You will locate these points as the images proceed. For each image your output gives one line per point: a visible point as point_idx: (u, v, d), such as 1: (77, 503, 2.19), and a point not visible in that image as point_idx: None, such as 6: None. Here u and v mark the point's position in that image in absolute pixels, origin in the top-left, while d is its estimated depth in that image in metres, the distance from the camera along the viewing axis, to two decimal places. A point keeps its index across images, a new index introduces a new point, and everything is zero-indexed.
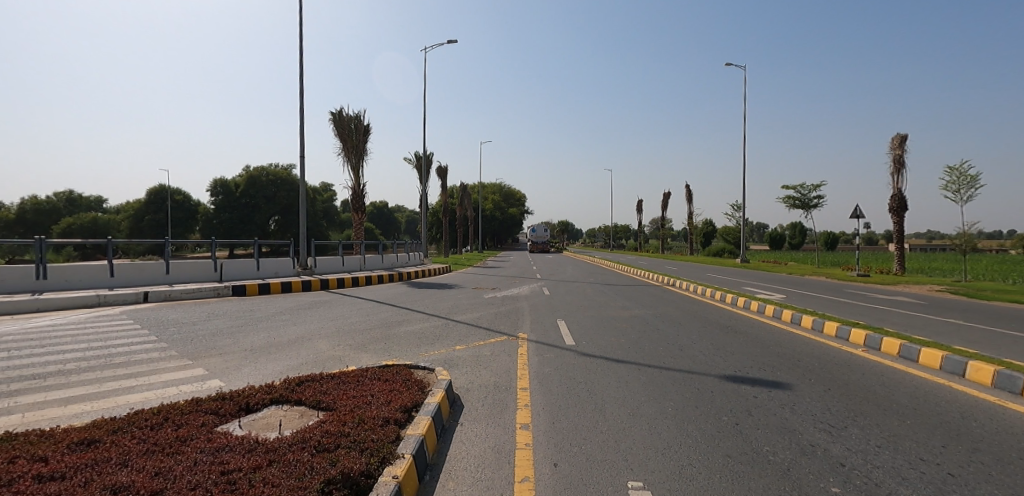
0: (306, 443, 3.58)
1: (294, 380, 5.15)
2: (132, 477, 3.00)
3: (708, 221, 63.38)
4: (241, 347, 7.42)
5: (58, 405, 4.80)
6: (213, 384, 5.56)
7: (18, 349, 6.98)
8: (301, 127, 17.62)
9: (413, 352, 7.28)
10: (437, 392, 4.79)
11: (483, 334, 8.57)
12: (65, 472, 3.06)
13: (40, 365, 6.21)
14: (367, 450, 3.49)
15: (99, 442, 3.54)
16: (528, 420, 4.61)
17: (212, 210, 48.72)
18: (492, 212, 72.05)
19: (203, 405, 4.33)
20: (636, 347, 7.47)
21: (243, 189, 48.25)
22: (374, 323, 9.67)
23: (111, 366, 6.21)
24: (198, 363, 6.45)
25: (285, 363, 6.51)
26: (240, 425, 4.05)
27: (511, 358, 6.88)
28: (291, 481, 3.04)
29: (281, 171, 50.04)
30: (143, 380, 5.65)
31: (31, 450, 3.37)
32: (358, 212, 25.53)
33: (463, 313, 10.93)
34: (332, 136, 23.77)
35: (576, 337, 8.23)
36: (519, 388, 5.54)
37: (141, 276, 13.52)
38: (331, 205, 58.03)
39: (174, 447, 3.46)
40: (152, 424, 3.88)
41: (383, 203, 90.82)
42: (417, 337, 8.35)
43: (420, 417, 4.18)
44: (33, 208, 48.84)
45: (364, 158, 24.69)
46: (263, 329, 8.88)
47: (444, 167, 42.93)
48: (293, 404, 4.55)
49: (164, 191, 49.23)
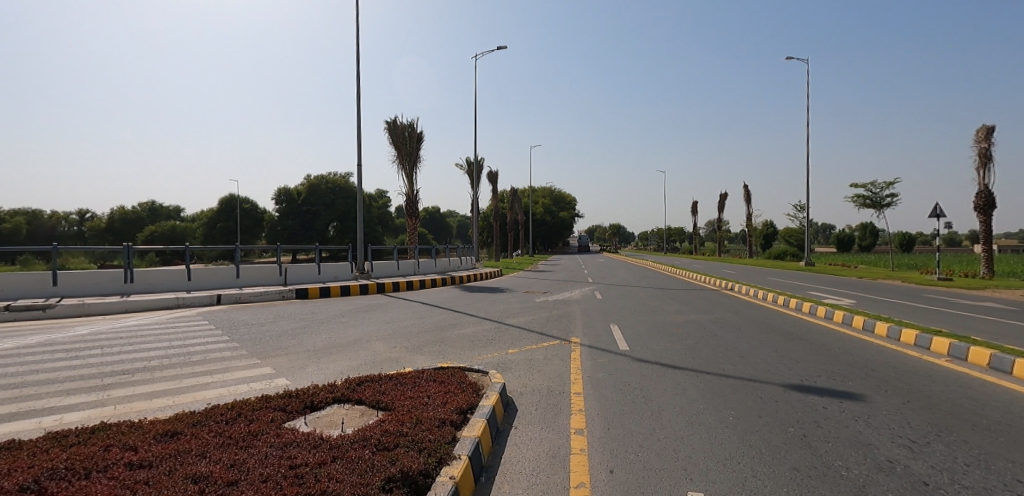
0: (367, 441, 3.69)
1: (354, 380, 5.32)
2: (211, 468, 3.18)
3: (769, 223, 61.10)
4: (305, 348, 7.73)
5: (143, 399, 5.16)
6: (280, 382, 5.82)
7: (109, 347, 7.58)
8: (357, 137, 18.26)
9: (467, 354, 7.36)
10: (492, 395, 4.84)
11: (536, 338, 8.55)
12: (152, 461, 3.29)
13: (128, 361, 6.71)
14: (425, 450, 3.55)
15: (181, 434, 3.78)
16: (583, 425, 4.57)
17: (276, 217, 51.31)
18: (542, 215, 72.14)
19: (272, 403, 4.55)
20: (693, 354, 7.24)
21: (304, 196, 50.61)
22: (427, 326, 9.83)
23: (190, 363, 6.64)
24: (265, 362, 6.76)
25: (346, 364, 6.74)
26: (306, 422, 4.23)
27: (564, 362, 6.84)
28: (354, 477, 3.14)
29: (338, 178, 51.97)
30: (217, 377, 5.98)
31: (123, 439, 3.64)
32: (412, 217, 26.02)
33: (515, 317, 10.97)
34: (387, 144, 24.58)
35: (630, 342, 8.08)
36: (572, 393, 5.50)
37: (215, 280, 14.39)
38: (386, 211, 59.59)
39: (247, 441, 3.65)
40: (226, 419, 4.10)
41: (434, 207, 92.05)
42: (470, 340, 8.44)
43: (475, 420, 4.22)
44: (120, 217, 53.12)
45: (418, 164, 25.22)
46: (323, 331, 9.21)
47: (494, 171, 42.51)
48: (353, 403, 4.70)
49: (234, 200, 51.97)
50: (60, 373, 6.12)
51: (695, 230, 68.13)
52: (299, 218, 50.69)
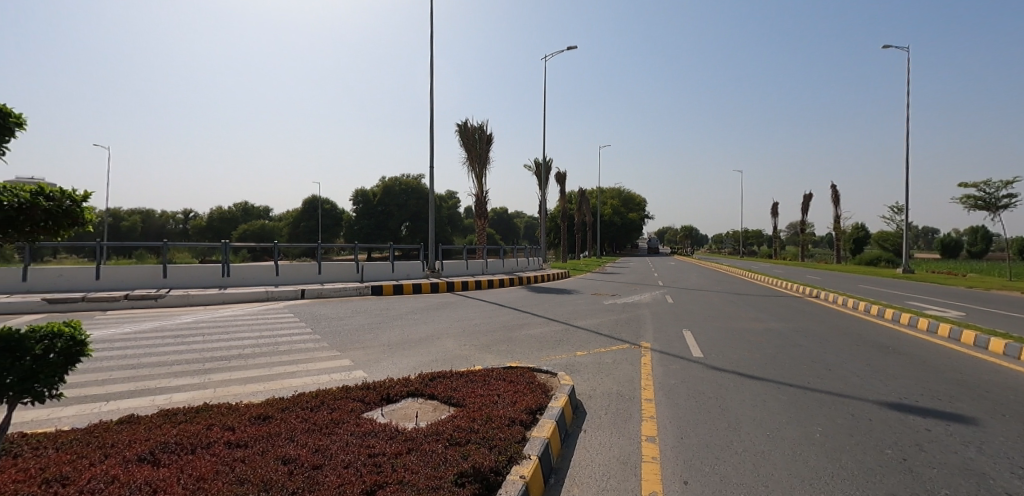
0: (440, 435, 3.77)
1: (427, 376, 5.46)
2: (298, 451, 3.37)
3: (860, 226, 56.93)
4: (380, 343, 8.03)
5: (237, 384, 5.57)
6: (358, 374, 6.08)
7: (209, 335, 8.24)
8: (430, 141, 18.76)
9: (535, 355, 7.37)
10: (561, 396, 4.81)
11: (605, 341, 8.42)
12: (247, 441, 3.53)
13: (224, 349, 7.26)
14: (496, 448, 3.57)
15: (272, 418, 4.03)
16: (654, 433, 4.43)
17: (354, 218, 53.75)
18: (611, 217, 71.03)
19: (352, 393, 4.75)
20: (774, 364, 6.86)
21: (379, 198, 52.68)
22: (496, 326, 9.93)
23: (278, 353, 7.08)
24: (344, 354, 7.09)
25: (418, 359, 6.94)
26: (383, 413, 4.39)
27: (634, 367, 6.68)
28: (428, 469, 3.22)
29: (411, 180, 53.72)
30: (302, 367, 6.35)
31: (221, 420, 3.93)
32: (481, 218, 26.40)
33: (583, 319, 10.85)
34: (458, 146, 25.09)
35: (704, 349, 7.78)
36: (643, 399, 5.36)
37: (300, 276, 15.28)
38: (456, 212, 60.81)
39: (330, 428, 3.83)
40: (311, 406, 4.33)
41: (502, 207, 92.62)
42: (539, 341, 8.44)
43: (544, 420, 4.21)
44: (218, 216, 57.65)
45: (488, 166, 25.55)
46: (397, 327, 9.53)
47: (562, 173, 42.08)
48: (426, 397, 4.82)
49: (315, 201, 54.84)
50: (168, 357, 6.74)
51: (776, 233, 64.68)
52: (375, 218, 52.74)
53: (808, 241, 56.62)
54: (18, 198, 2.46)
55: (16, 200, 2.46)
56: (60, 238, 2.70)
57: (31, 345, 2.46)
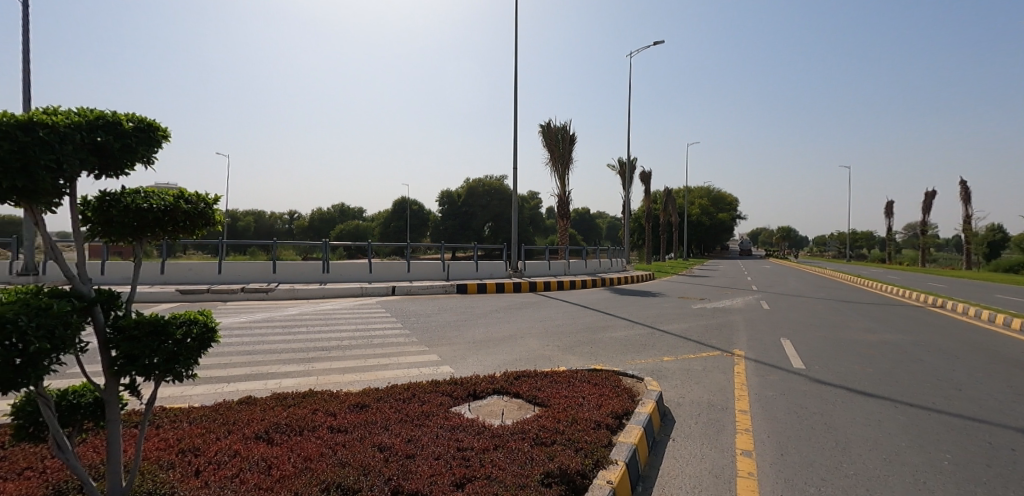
0: (525, 434, 3.78)
1: (512, 374, 5.50)
2: (392, 440, 3.52)
3: (994, 228, 50.43)
4: (465, 340, 8.21)
5: (336, 373, 5.93)
6: (445, 369, 6.25)
7: (310, 327, 8.83)
8: (513, 143, 18.91)
9: (620, 358, 7.21)
10: (648, 402, 4.67)
11: (693, 347, 8.08)
12: (346, 427, 3.75)
13: (324, 341, 7.76)
14: (582, 451, 3.53)
15: (368, 407, 4.25)
16: (751, 447, 4.18)
17: (440, 218, 55.50)
18: (700, 217, 68.13)
19: (441, 387, 4.90)
20: (891, 381, 6.23)
21: (464, 199, 53.95)
22: (579, 327, 9.84)
23: (372, 346, 7.46)
24: (432, 350, 7.33)
25: (502, 358, 7.02)
26: (470, 409, 4.48)
27: (727, 375, 6.35)
28: (515, 467, 3.24)
29: (494, 182, 54.05)
30: (393, 360, 6.64)
31: (323, 406, 4.20)
32: (564, 218, 26.27)
33: (670, 323, 10.47)
34: (541, 147, 25.13)
35: (806, 360, 7.23)
36: (737, 410, 5.07)
37: (391, 273, 16.01)
38: (537, 212, 60.98)
39: (421, 420, 3.97)
40: (403, 398, 4.52)
41: (584, 208, 91.77)
42: (623, 344, 8.25)
43: (631, 426, 4.10)
44: (318, 217, 61.80)
45: (571, 166, 25.38)
46: (481, 325, 9.71)
47: (647, 172, 40.86)
48: (511, 395, 4.87)
49: (404, 202, 57.14)
50: (276, 346, 7.30)
51: (889, 234, 58.90)
52: (459, 218, 54.11)
53: (929, 244, 51.00)
54: (163, 201, 2.76)
55: (162, 203, 2.75)
56: (196, 237, 2.97)
57: (172, 329, 2.55)
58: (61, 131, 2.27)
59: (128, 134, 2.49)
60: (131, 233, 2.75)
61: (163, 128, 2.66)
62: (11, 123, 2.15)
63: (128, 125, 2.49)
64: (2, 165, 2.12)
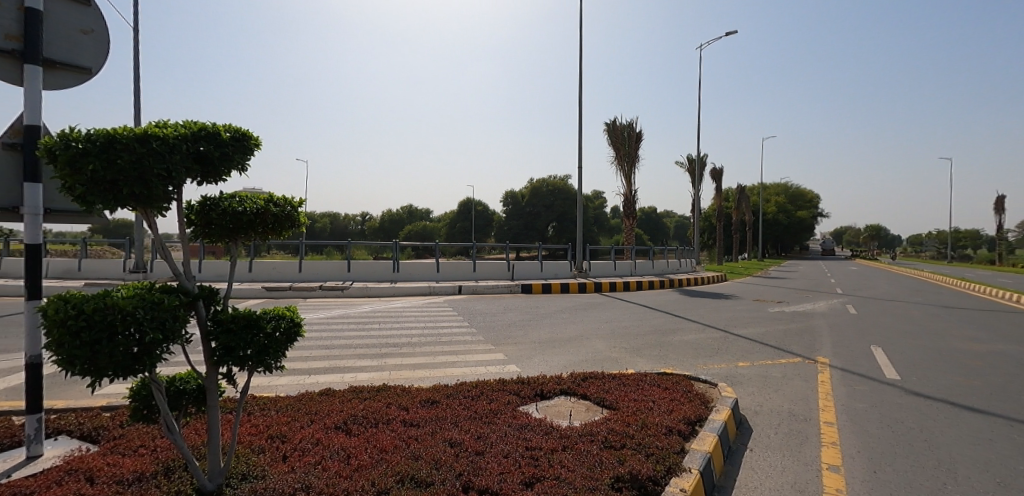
0: (594, 436, 3.75)
1: (579, 375, 5.47)
2: (462, 436, 3.60)
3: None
4: (530, 340, 8.25)
5: (407, 369, 6.14)
6: (511, 368, 6.31)
7: (381, 324, 9.18)
8: (578, 142, 18.76)
9: (691, 362, 6.99)
10: (723, 409, 4.49)
11: (771, 353, 7.69)
12: (419, 422, 3.87)
13: (395, 337, 8.05)
14: (653, 456, 3.45)
15: (438, 403, 4.36)
16: (838, 462, 3.94)
17: (504, 218, 55.99)
18: (776, 216, 64.72)
19: (508, 386, 4.95)
20: (1002, 397, 5.66)
21: (528, 199, 54.14)
22: (647, 329, 9.62)
23: (440, 344, 7.65)
24: (498, 349, 7.42)
25: (568, 358, 7.00)
26: (537, 408, 4.51)
27: (810, 384, 6.00)
28: (584, 469, 3.23)
29: (558, 181, 54.00)
30: (461, 358, 6.77)
31: (397, 400, 4.36)
32: (630, 218, 25.76)
33: (744, 327, 10.03)
34: (606, 145, 24.77)
35: (900, 371, 6.70)
36: (822, 421, 4.79)
37: (457, 273, 16.35)
38: (602, 211, 60.14)
39: (490, 418, 4.03)
40: (471, 395, 4.60)
41: (651, 208, 89.69)
42: (694, 347, 7.99)
43: (705, 434, 3.96)
44: (388, 218, 64.18)
45: (637, 164, 24.86)
46: (546, 325, 9.71)
47: (718, 169, 39.30)
48: (579, 397, 4.84)
49: (469, 203, 58.03)
50: (350, 342, 7.65)
51: (996, 234, 53.44)
52: (523, 219, 54.32)
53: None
54: (255, 204, 2.97)
55: (254, 207, 2.95)
56: (282, 238, 3.17)
57: (263, 323, 2.74)
58: (171, 142, 2.49)
59: (225, 143, 2.69)
60: (227, 234, 2.97)
61: (256, 137, 2.85)
62: (129, 136, 2.38)
63: (225, 135, 2.69)
64: (123, 175, 2.38)
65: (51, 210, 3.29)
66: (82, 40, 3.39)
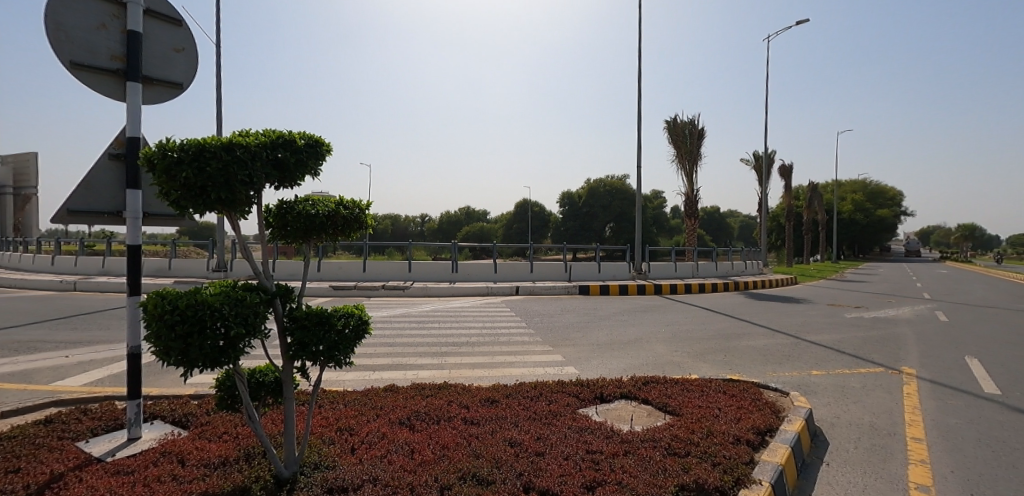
0: (657, 442, 3.68)
1: (640, 379, 5.38)
2: (523, 436, 3.62)
3: None
4: (589, 342, 8.18)
5: (467, 368, 6.25)
6: (570, 370, 6.29)
7: (441, 324, 9.38)
8: (638, 142, 18.41)
9: (759, 369, 6.71)
10: (796, 420, 4.28)
11: (848, 361, 7.26)
12: (480, 420, 3.93)
13: (455, 337, 8.22)
14: (720, 466, 3.34)
15: (498, 402, 4.41)
16: (927, 482, 3.67)
17: (561, 219, 55.79)
18: (852, 215, 60.98)
19: (568, 388, 4.93)
20: None
21: (585, 200, 53.71)
22: (710, 333, 9.32)
23: (498, 344, 7.74)
24: (556, 350, 7.41)
25: (628, 362, 6.89)
26: (597, 411, 4.47)
27: (893, 396, 5.62)
28: (647, 475, 3.17)
29: (616, 181, 53.27)
30: (519, 359, 6.82)
31: (458, 398, 4.44)
32: (691, 218, 25.04)
33: (818, 333, 9.51)
34: (667, 143, 24.19)
35: (998, 385, 6.16)
36: (907, 436, 4.47)
37: (514, 273, 16.46)
38: (662, 211, 58.73)
39: (549, 419, 4.03)
40: (530, 396, 4.62)
41: (714, 207, 86.75)
42: (763, 354, 7.66)
43: (777, 445, 3.80)
44: (446, 220, 65.41)
45: (699, 162, 24.14)
46: (605, 327, 9.60)
47: (787, 166, 37.49)
48: (640, 401, 4.75)
49: (526, 204, 58.21)
50: (411, 340, 7.87)
51: None
52: (580, 219, 53.91)
53: None
54: (327, 208, 3.12)
55: (326, 210, 3.11)
56: (351, 239, 3.31)
57: (334, 320, 2.87)
58: (253, 150, 2.65)
59: (300, 150, 2.84)
60: (301, 236, 3.13)
61: (328, 143, 2.99)
62: (217, 145, 2.57)
63: (300, 142, 2.85)
64: (211, 180, 2.56)
65: (150, 214, 3.58)
66: (175, 58, 3.67)
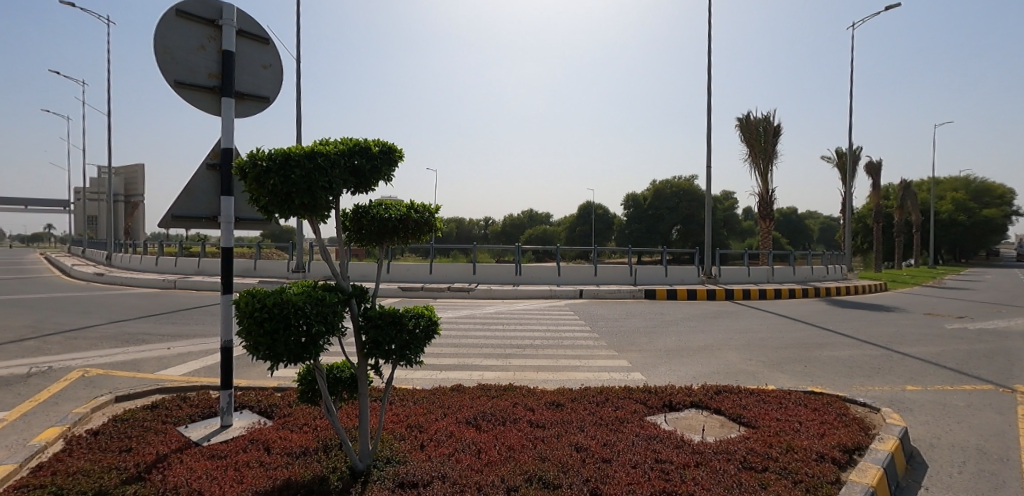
0: (731, 455, 3.55)
1: (711, 388, 5.20)
2: (589, 442, 3.60)
3: None
4: (656, 347, 7.99)
5: (532, 371, 6.28)
6: (636, 376, 6.18)
7: (506, 326, 9.47)
8: (707, 141, 17.77)
9: (843, 382, 6.30)
10: (888, 439, 3.99)
11: (947, 376, 6.67)
12: (545, 423, 3.94)
13: (518, 339, 8.28)
14: (802, 484, 3.18)
15: (563, 406, 4.40)
16: None
17: (625, 222, 54.80)
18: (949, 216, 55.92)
19: (635, 395, 4.85)
20: None
21: (650, 202, 52.48)
22: (788, 342, 8.84)
23: (562, 347, 7.73)
24: (622, 355, 7.30)
25: (698, 369, 6.67)
26: (666, 420, 4.36)
27: (1002, 417, 5.11)
28: (721, 489, 3.06)
29: (683, 182, 51.68)
30: (583, 363, 6.78)
31: (523, 400, 4.48)
32: (766, 219, 23.87)
33: (912, 345, 8.79)
34: (739, 141, 23.19)
35: None
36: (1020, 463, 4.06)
37: (578, 276, 16.34)
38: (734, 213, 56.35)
39: (616, 426, 3.98)
40: (596, 401, 4.58)
41: (791, 208, 82.23)
42: (847, 365, 7.19)
43: (866, 465, 3.55)
44: (510, 222, 65.90)
45: (774, 161, 22.99)
46: (673, 332, 9.33)
47: (874, 162, 34.94)
48: (712, 411, 4.60)
49: (590, 206, 57.65)
50: (476, 341, 8.00)
51: None
52: (646, 221, 52.70)
53: None
54: (399, 212, 3.25)
55: (399, 214, 3.23)
56: (421, 242, 3.42)
57: (405, 320, 2.97)
58: (332, 157, 2.81)
59: (375, 157, 2.97)
60: (375, 239, 3.28)
61: (400, 150, 3.11)
62: (300, 154, 2.73)
63: (375, 149, 2.98)
64: (295, 185, 2.73)
65: (240, 220, 3.87)
66: (263, 73, 3.94)
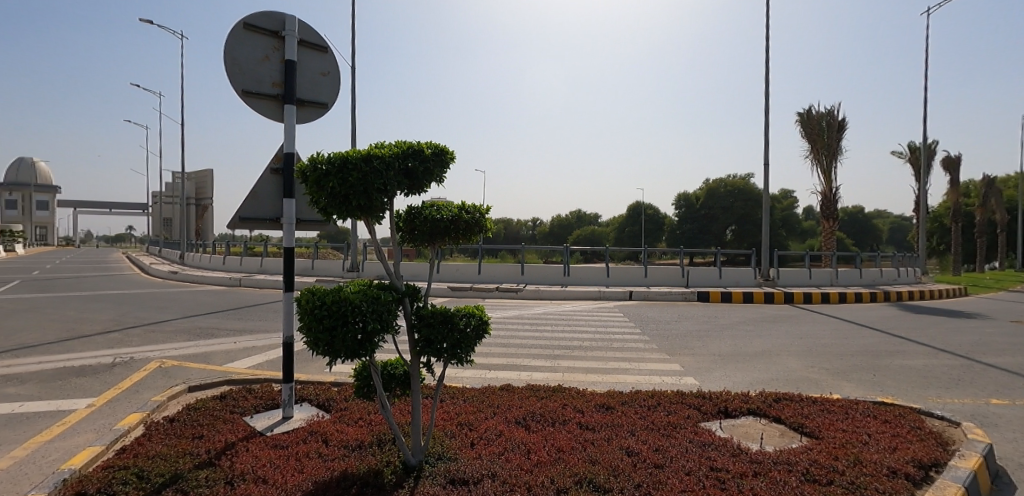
0: (793, 466, 3.42)
1: (770, 395, 5.02)
2: (640, 446, 3.55)
3: None
4: (710, 352, 7.77)
5: (581, 373, 6.24)
6: (689, 380, 6.05)
7: (554, 327, 9.46)
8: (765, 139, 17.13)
9: (916, 393, 5.93)
10: (970, 456, 3.73)
11: None
12: (595, 426, 3.92)
13: (567, 340, 8.25)
14: None
15: (613, 409, 4.36)
16: None
17: (677, 222, 53.52)
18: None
19: (688, 400, 4.74)
20: None
21: (703, 202, 51.05)
22: (853, 349, 8.41)
23: (611, 349, 7.64)
24: (674, 359, 7.14)
25: (755, 375, 6.45)
26: (722, 426, 4.25)
27: None
28: None
29: (738, 181, 49.96)
30: (634, 365, 6.68)
31: (573, 402, 4.47)
32: (828, 219, 22.75)
33: (995, 355, 8.17)
34: (800, 138, 22.21)
35: None
36: None
37: (628, 278, 16.11)
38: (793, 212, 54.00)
39: (669, 431, 3.91)
40: (647, 405, 4.51)
41: (856, 207, 77.97)
42: (920, 375, 6.76)
43: (944, 482, 3.34)
44: (558, 223, 65.64)
45: (838, 158, 21.89)
46: (728, 337, 9.05)
47: (951, 159, 32.67)
48: (770, 419, 4.44)
49: (640, 207, 56.66)
50: (524, 342, 8.03)
51: None
52: (699, 222, 51.29)
53: None
54: (450, 213, 3.32)
55: (450, 215, 3.29)
56: (471, 242, 3.47)
57: (457, 319, 3.02)
58: (387, 160, 2.90)
59: (427, 159, 3.04)
60: (427, 240, 3.36)
61: (452, 152, 3.17)
62: (357, 157, 2.84)
63: (428, 151, 3.04)
64: (352, 187, 2.83)
65: (301, 221, 4.06)
66: (321, 81, 4.12)
